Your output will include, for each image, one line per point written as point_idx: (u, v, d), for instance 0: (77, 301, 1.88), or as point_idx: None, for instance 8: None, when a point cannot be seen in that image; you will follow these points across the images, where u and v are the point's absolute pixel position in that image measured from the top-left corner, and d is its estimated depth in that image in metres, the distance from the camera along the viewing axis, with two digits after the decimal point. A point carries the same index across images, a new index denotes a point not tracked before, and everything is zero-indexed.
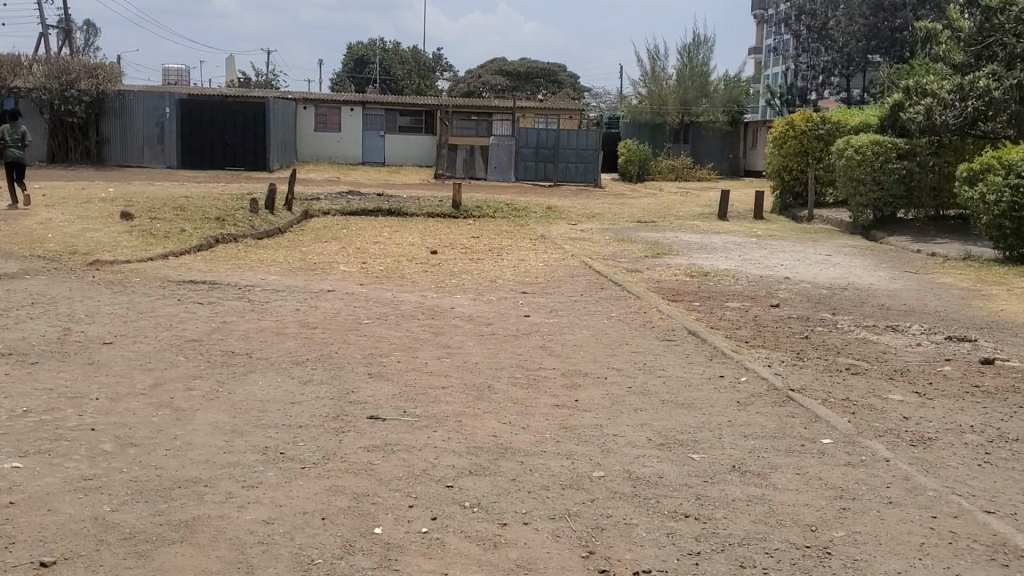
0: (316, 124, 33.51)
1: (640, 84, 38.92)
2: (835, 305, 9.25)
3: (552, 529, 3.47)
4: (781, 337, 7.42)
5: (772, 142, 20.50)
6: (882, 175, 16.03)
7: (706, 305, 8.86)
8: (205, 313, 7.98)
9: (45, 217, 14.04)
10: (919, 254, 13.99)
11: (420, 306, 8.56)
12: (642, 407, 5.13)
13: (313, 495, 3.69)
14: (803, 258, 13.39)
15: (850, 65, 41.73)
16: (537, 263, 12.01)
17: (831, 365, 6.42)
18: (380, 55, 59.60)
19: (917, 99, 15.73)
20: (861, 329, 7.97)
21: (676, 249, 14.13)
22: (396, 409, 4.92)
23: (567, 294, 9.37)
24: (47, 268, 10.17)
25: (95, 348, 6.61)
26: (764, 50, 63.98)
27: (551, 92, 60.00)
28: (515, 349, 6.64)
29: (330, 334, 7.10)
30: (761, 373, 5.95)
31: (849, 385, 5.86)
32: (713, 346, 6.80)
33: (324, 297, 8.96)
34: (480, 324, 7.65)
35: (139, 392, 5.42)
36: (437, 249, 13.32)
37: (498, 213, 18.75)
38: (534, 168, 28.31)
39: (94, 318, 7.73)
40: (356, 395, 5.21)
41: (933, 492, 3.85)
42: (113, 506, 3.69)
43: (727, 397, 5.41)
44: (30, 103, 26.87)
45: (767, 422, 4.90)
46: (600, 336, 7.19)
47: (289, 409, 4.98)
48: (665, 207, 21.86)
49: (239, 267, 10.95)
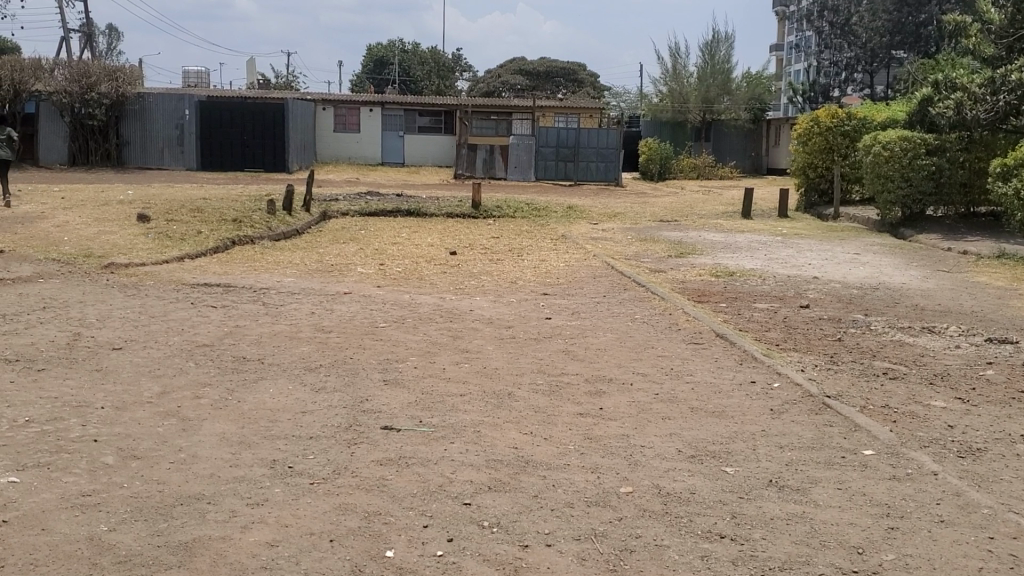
0: (335, 124, 33.39)
1: (661, 83, 38.85)
2: (868, 306, 8.95)
3: (577, 552, 3.23)
4: (814, 340, 7.15)
5: (797, 139, 20.17)
6: (911, 172, 15.65)
7: (733, 306, 8.57)
8: (218, 317, 7.79)
9: (62, 219, 13.91)
10: (950, 252, 13.66)
11: (438, 308, 8.34)
12: (671, 415, 4.87)
13: (322, 514, 3.45)
14: (830, 257, 13.08)
15: (874, 61, 41.28)
16: (558, 264, 11.77)
17: (868, 369, 6.16)
18: (400, 57, 59.47)
19: (947, 94, 15.33)
20: (896, 330, 7.70)
21: (701, 248, 13.84)
22: (414, 418, 4.70)
23: (589, 295, 9.10)
24: (61, 271, 10.02)
25: (105, 354, 6.42)
26: (785, 47, 63.42)
27: (571, 91, 59.69)
28: (536, 354, 6.39)
29: (345, 338, 6.87)
30: (795, 378, 5.67)
31: (888, 391, 5.59)
32: (743, 349, 6.53)
33: (340, 300, 8.74)
34: (500, 327, 7.42)
35: (146, 400, 5.20)
36: (457, 250, 13.08)
37: (518, 213, 18.50)
38: (554, 167, 28.04)
39: (105, 323, 7.54)
40: (369, 404, 4.98)
41: (988, 510, 3.61)
42: (110, 525, 3.47)
43: (759, 404, 5.15)
44: (52, 106, 26.78)
45: (805, 432, 4.63)
46: (625, 339, 6.94)
47: (300, 419, 4.76)
48: (687, 206, 21.51)
49: (254, 269, 10.76)
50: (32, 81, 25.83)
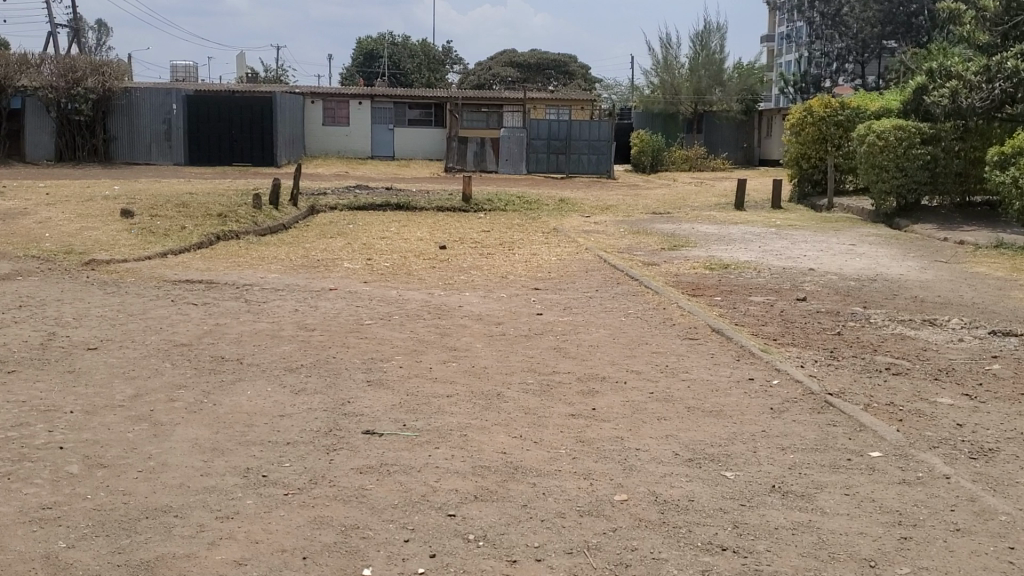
0: (325, 117, 33.03)
1: (652, 74, 38.14)
2: (866, 298, 8.74)
3: (568, 567, 3.00)
4: (812, 334, 6.94)
5: (790, 129, 19.95)
6: (906, 161, 15.54)
7: (728, 300, 8.37)
8: (198, 315, 7.54)
9: (44, 216, 13.61)
10: (946, 242, 13.49)
11: (426, 304, 8.10)
12: (667, 416, 4.65)
13: (296, 528, 3.23)
14: (826, 249, 12.88)
15: (864, 51, 41.13)
16: (549, 257, 11.54)
17: (869, 365, 5.95)
18: (390, 50, 59.07)
19: (942, 82, 15.21)
20: (897, 323, 7.51)
21: (694, 240, 13.62)
22: (398, 421, 4.48)
23: (581, 290, 8.86)
24: (40, 268, 9.74)
25: (79, 355, 6.15)
26: (775, 38, 63.35)
27: (562, 84, 59.49)
28: (526, 351, 6.17)
29: (329, 337, 6.63)
30: (795, 375, 5.45)
31: (892, 387, 5.39)
32: (741, 344, 6.30)
33: (326, 296, 8.50)
34: (490, 324, 7.18)
35: (116, 404, 4.95)
36: (447, 244, 12.84)
37: (510, 206, 18.26)
38: (546, 160, 27.79)
39: (82, 321, 7.27)
40: (350, 406, 4.75)
41: (1006, 517, 3.44)
42: (68, 541, 3.23)
43: (759, 402, 4.93)
44: (38, 102, 26.39)
45: (807, 432, 4.42)
46: (618, 335, 6.72)
47: (277, 423, 4.53)
48: (680, 198, 21.29)
49: (239, 266, 10.50)
50: (18, 77, 25.47)
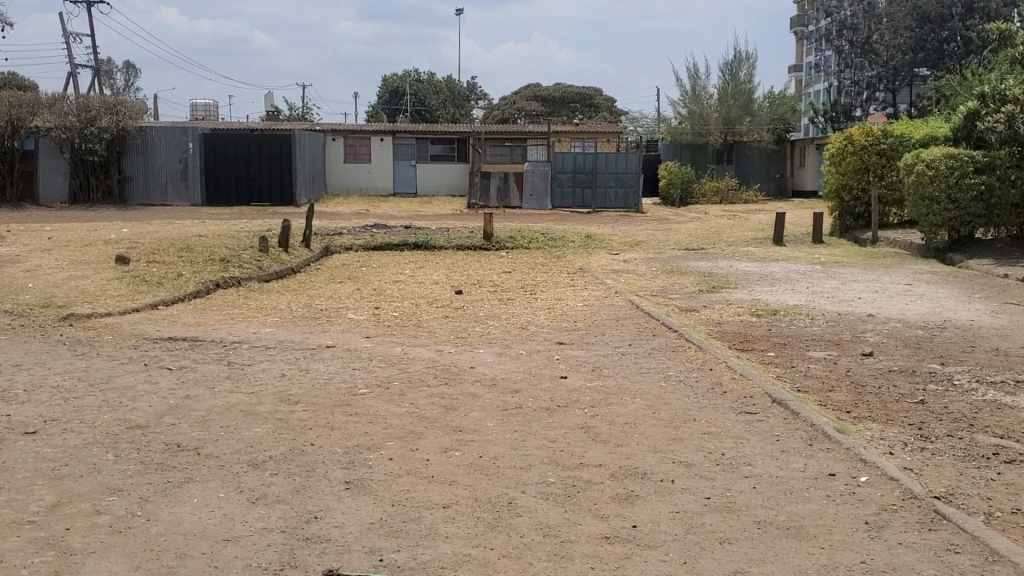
0: (346, 155, 32.23)
1: (681, 104, 37.22)
2: (942, 352, 7.54)
3: None
4: (891, 404, 5.78)
5: (829, 160, 18.82)
6: (959, 192, 14.28)
7: (784, 357, 7.22)
8: (169, 384, 6.51)
9: (35, 263, 12.73)
10: (1005, 279, 12.36)
11: (432, 365, 7.03)
12: (734, 538, 3.52)
13: None
14: (879, 288, 11.72)
15: (896, 79, 39.94)
16: (576, 302, 10.47)
17: (973, 451, 4.75)
18: (414, 86, 58.43)
19: (995, 107, 14.22)
20: (987, 387, 6.31)
21: (734, 281, 12.48)
22: (373, 551, 3.40)
23: (611, 345, 7.74)
24: (13, 325, 8.82)
25: (10, 443, 5.10)
26: (803, 67, 62.68)
27: (588, 116, 58.80)
28: (549, 433, 5.05)
29: (312, 414, 5.54)
30: (890, 471, 4.27)
31: (1011, 485, 4.22)
32: (812, 425, 5.10)
33: (320, 357, 7.43)
34: (504, 392, 6.06)
35: (25, 521, 3.90)
36: (463, 288, 11.78)
37: (534, 244, 17.22)
38: (571, 194, 26.81)
39: (32, 394, 6.25)
40: (316, 526, 3.66)
41: None
42: None
43: (848, 513, 3.79)
44: (52, 142, 25.54)
45: (925, 566, 3.28)
46: (659, 409, 5.56)
47: (219, 552, 3.46)
48: (714, 232, 20.21)
49: (232, 318, 9.51)
50: (30, 117, 24.76)
